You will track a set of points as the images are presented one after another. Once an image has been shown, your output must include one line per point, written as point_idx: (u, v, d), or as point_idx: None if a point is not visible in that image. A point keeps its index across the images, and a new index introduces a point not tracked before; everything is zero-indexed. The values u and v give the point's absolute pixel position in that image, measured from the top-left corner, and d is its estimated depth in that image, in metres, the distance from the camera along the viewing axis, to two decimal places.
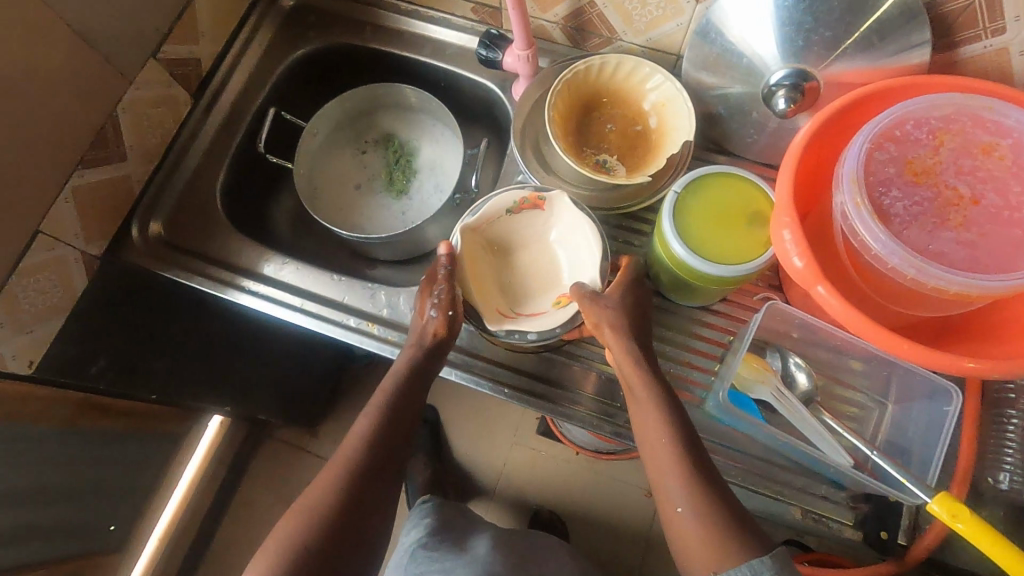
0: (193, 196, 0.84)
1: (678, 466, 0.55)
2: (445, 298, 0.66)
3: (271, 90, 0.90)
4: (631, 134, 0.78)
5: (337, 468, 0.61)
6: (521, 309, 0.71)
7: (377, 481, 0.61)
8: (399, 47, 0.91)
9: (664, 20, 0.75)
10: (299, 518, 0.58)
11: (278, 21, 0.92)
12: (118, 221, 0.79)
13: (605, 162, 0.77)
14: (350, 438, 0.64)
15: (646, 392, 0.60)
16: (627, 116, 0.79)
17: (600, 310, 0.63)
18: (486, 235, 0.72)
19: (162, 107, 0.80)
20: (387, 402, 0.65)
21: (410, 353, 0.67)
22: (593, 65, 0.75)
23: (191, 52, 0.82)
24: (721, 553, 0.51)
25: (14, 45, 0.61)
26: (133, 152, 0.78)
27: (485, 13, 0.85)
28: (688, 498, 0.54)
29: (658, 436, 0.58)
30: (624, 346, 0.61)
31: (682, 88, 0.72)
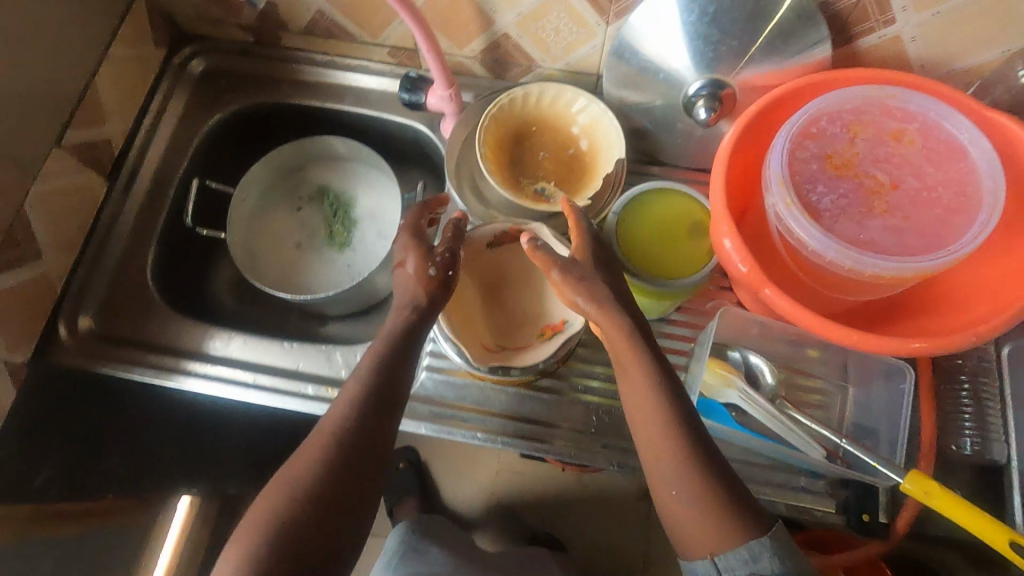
0: (123, 282, 0.79)
1: (671, 450, 0.54)
2: (445, 260, 0.63)
3: (193, 159, 0.86)
4: (565, 159, 0.79)
5: (320, 442, 0.54)
6: (505, 344, 0.68)
7: (367, 462, 0.54)
8: (321, 99, 0.89)
9: (579, 44, 0.76)
10: (271, 509, 0.51)
11: (190, 88, 0.88)
12: (41, 322, 0.74)
13: (544, 190, 0.77)
14: (333, 412, 0.56)
15: (639, 371, 0.55)
16: (558, 140, 0.79)
17: (576, 285, 0.57)
18: (467, 269, 0.70)
19: (74, 194, 0.76)
20: (371, 376, 0.57)
21: (409, 312, 0.61)
22: (516, 98, 0.76)
23: (100, 134, 0.78)
24: (724, 537, 0.52)
25: None
26: (50, 246, 0.73)
27: (402, 55, 0.85)
28: (686, 482, 0.53)
29: (652, 416, 0.55)
30: (615, 319, 0.56)
31: (606, 108, 0.73)
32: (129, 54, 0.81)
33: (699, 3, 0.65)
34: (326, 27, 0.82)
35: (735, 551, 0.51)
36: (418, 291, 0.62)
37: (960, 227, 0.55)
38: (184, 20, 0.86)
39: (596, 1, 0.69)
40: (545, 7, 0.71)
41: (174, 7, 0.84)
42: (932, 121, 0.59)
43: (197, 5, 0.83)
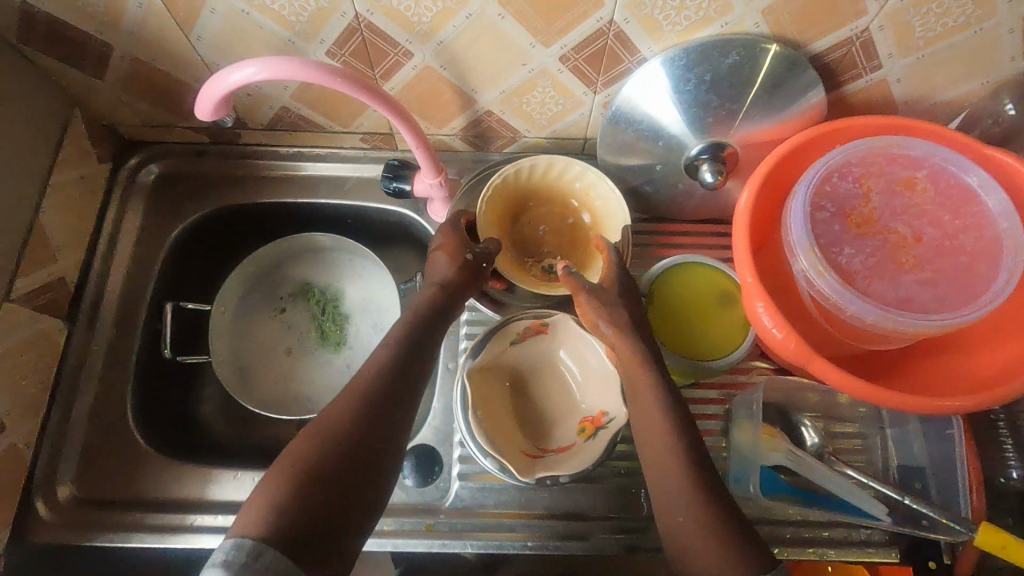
0: (102, 432, 0.71)
1: (680, 476, 0.51)
2: (484, 251, 0.67)
3: (160, 279, 0.79)
4: (566, 228, 0.76)
5: (332, 421, 0.51)
6: (546, 446, 0.64)
7: (378, 444, 0.52)
8: (292, 194, 0.83)
9: (566, 113, 0.73)
10: (277, 485, 0.47)
11: (144, 200, 0.80)
12: (15, 501, 0.65)
13: (552, 266, 0.75)
14: (346, 396, 0.54)
15: (648, 387, 0.56)
16: (555, 213, 0.76)
17: (600, 308, 0.59)
18: (493, 370, 0.66)
19: (32, 347, 0.67)
20: (386, 367, 0.56)
21: (436, 290, 0.64)
22: (508, 174, 0.72)
23: (54, 272, 0.70)
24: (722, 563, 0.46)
25: None
26: (13, 414, 0.64)
27: (376, 139, 0.80)
28: (691, 507, 0.50)
29: (661, 431, 0.54)
30: (630, 342, 0.58)
31: (605, 175, 0.70)
32: (74, 178, 0.73)
33: (695, 72, 0.63)
34: (291, 120, 0.76)
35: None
36: (451, 273, 0.65)
37: (989, 273, 0.55)
38: (128, 128, 0.78)
39: (583, 74, 0.66)
40: (530, 82, 0.68)
41: (116, 117, 0.76)
42: (939, 166, 0.59)
43: (142, 113, 0.75)
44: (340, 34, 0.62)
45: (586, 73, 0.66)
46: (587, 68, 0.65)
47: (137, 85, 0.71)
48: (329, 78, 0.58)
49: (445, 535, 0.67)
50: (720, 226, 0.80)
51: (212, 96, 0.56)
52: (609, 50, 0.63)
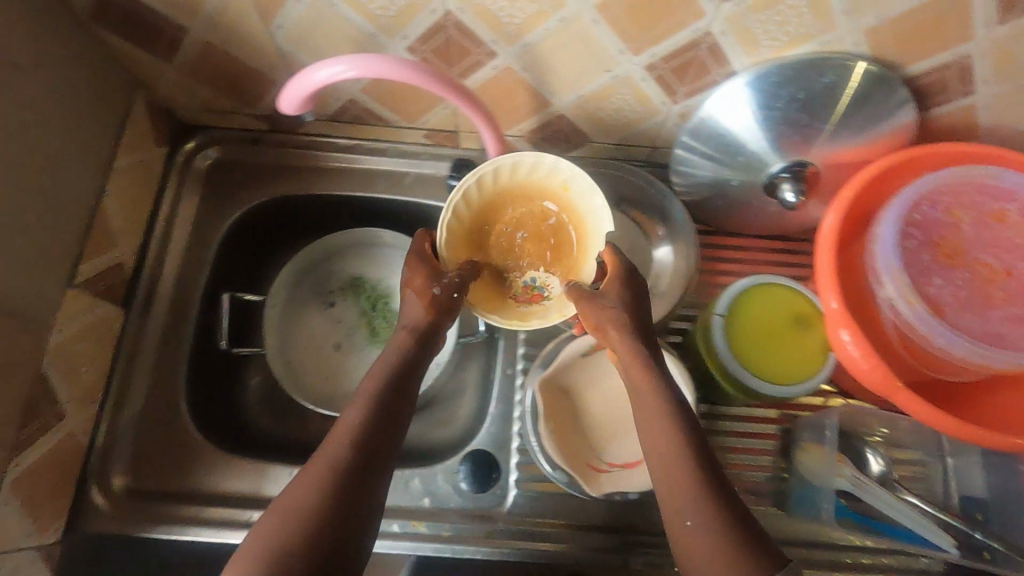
0: (155, 422, 0.70)
1: (690, 483, 0.48)
2: (453, 280, 0.60)
3: (213, 268, 0.77)
4: (548, 230, 0.66)
5: (319, 469, 0.47)
6: (612, 460, 0.63)
7: (378, 466, 0.49)
8: (348, 187, 0.81)
9: (640, 120, 0.71)
10: (265, 544, 0.43)
11: (199, 186, 0.79)
12: (70, 491, 0.64)
13: (536, 280, 0.66)
14: (333, 438, 0.50)
15: (652, 391, 0.53)
16: (533, 215, 0.66)
17: (599, 312, 0.58)
18: (562, 382, 0.65)
19: (92, 335, 0.66)
20: (374, 400, 0.53)
21: (405, 337, 0.58)
22: (468, 189, 0.62)
23: (112, 258, 0.69)
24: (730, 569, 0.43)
25: None
26: (71, 402, 0.63)
27: (439, 136, 0.78)
28: (703, 512, 0.46)
29: (666, 435, 0.51)
30: (631, 347, 0.56)
31: (576, 168, 0.61)
32: (134, 162, 0.71)
33: (789, 90, 0.61)
34: (355, 113, 0.75)
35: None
36: (422, 316, 0.59)
37: None
38: (187, 111, 0.76)
39: (666, 83, 0.64)
40: (610, 88, 0.66)
41: (177, 100, 0.74)
42: None
43: (204, 97, 0.73)
44: (425, 30, 0.60)
45: (670, 82, 0.64)
46: (671, 77, 0.64)
47: (202, 69, 0.69)
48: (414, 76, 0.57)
49: (501, 542, 0.67)
50: (781, 242, 0.79)
51: (296, 90, 0.56)
52: (698, 61, 0.61)
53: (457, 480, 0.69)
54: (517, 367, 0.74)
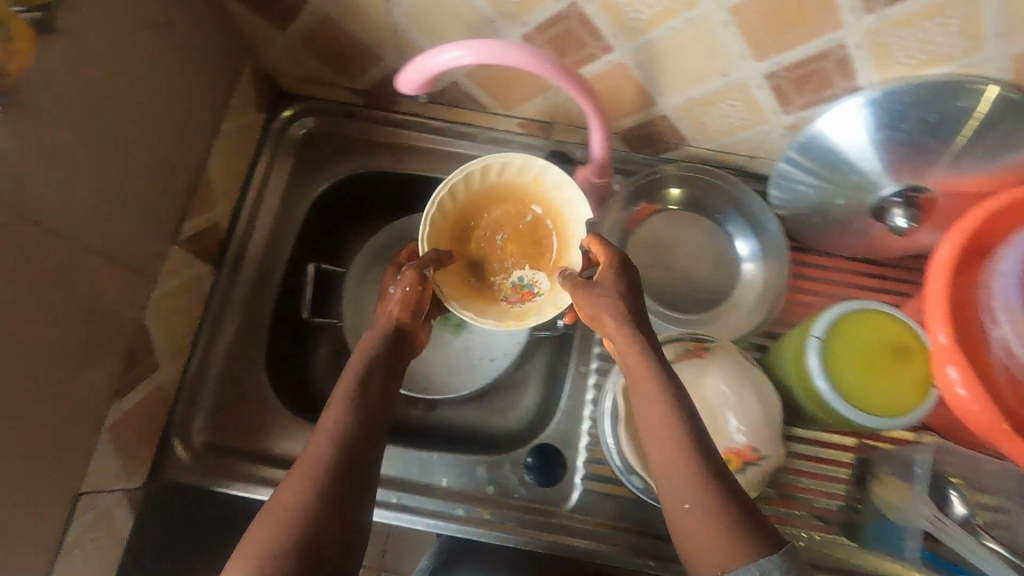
0: (236, 381, 0.72)
1: (691, 470, 0.49)
2: (407, 276, 0.61)
3: (298, 236, 0.78)
4: (525, 229, 0.70)
5: (305, 472, 0.47)
6: None
7: (363, 461, 0.50)
8: (436, 168, 0.81)
9: (744, 128, 0.70)
10: (265, 550, 0.43)
11: (292, 154, 0.80)
12: (156, 440, 0.66)
13: (522, 278, 0.69)
14: (316, 438, 0.50)
15: (652, 386, 0.53)
16: (510, 216, 0.70)
17: (596, 300, 0.57)
18: None
19: (187, 291, 0.68)
20: (359, 394, 0.53)
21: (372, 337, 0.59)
22: (445, 197, 0.66)
23: (211, 218, 0.70)
24: (726, 550, 0.44)
25: (44, 300, 0.49)
26: (165, 355, 0.65)
27: (534, 127, 0.78)
28: (698, 492, 0.48)
29: (664, 421, 0.51)
30: (628, 334, 0.55)
31: (547, 162, 0.65)
32: (238, 125, 0.73)
33: (914, 111, 0.58)
34: (454, 96, 0.75)
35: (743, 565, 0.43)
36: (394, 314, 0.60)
37: None
38: (289, 80, 0.77)
39: (783, 92, 0.63)
40: (721, 93, 0.65)
41: (282, 69, 0.75)
42: None
43: (308, 68, 0.74)
44: (545, 19, 0.59)
45: (787, 92, 0.62)
46: (789, 88, 0.62)
47: (313, 40, 0.69)
48: (532, 61, 0.56)
49: (566, 538, 0.66)
50: (875, 267, 0.76)
51: (413, 74, 0.56)
52: (822, 73, 0.59)
53: (523, 472, 0.69)
54: (591, 366, 0.74)
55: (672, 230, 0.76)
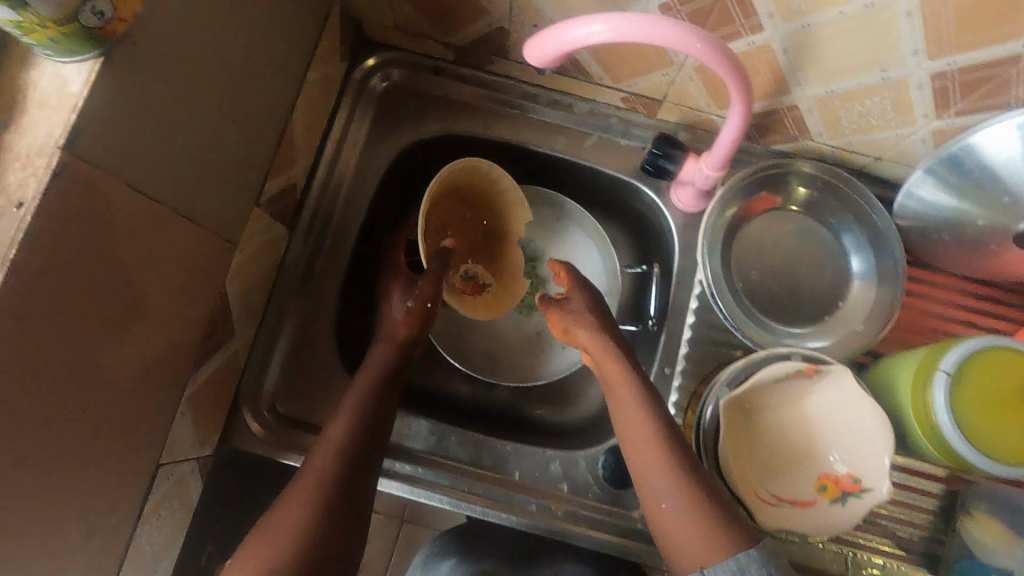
0: (306, 352, 0.68)
1: (669, 476, 0.53)
2: (424, 292, 0.65)
3: (374, 199, 0.73)
4: (466, 223, 0.76)
5: (313, 480, 0.51)
6: (779, 493, 0.59)
7: (363, 476, 0.54)
8: (524, 138, 0.75)
9: (881, 128, 0.63)
10: (270, 556, 0.46)
11: (372, 110, 0.73)
12: (226, 409, 0.63)
13: (469, 272, 0.75)
14: (320, 449, 0.54)
15: (629, 398, 0.58)
16: (455, 214, 0.74)
17: (572, 318, 0.63)
18: (744, 402, 0.61)
19: (264, 256, 0.64)
20: (361, 411, 0.57)
21: (382, 345, 0.64)
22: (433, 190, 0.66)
23: (290, 177, 0.65)
24: (715, 546, 0.49)
25: (138, 270, 0.45)
26: (240, 321, 0.62)
27: (638, 103, 0.71)
28: (675, 494, 0.52)
29: (643, 430, 0.56)
30: (601, 342, 0.61)
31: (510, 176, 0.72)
32: (321, 76, 0.66)
33: None
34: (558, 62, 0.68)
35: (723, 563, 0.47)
36: (400, 326, 0.65)
37: None
38: (376, 26, 0.70)
39: (945, 96, 0.55)
40: (872, 89, 0.58)
41: (370, 13, 0.68)
42: None
43: (402, 16, 0.67)
44: None
45: (950, 95, 0.55)
46: (955, 91, 0.55)
47: None
48: (669, 28, 0.47)
49: (641, 545, 0.65)
50: (990, 290, 0.71)
51: (547, 47, 0.48)
52: (1002, 79, 0.52)
53: (598, 470, 0.68)
54: (676, 368, 0.69)
55: (777, 235, 0.69)
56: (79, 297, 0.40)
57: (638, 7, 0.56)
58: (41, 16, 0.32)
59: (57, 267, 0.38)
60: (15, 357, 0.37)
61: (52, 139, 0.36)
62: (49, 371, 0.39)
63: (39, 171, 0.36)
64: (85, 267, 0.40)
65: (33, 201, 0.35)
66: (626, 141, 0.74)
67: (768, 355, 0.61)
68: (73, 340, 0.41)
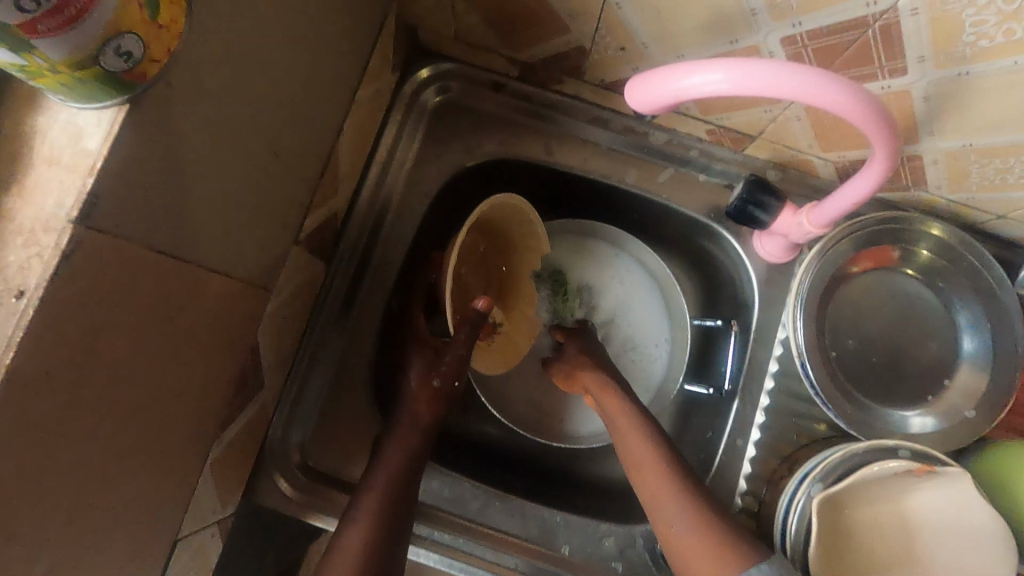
0: (340, 398, 0.62)
1: (673, 494, 0.53)
2: (450, 369, 0.59)
3: (420, 228, 0.66)
4: (481, 259, 0.68)
5: (346, 566, 0.49)
6: None
7: (392, 551, 0.51)
8: (590, 168, 0.67)
9: (1017, 188, 0.53)
10: None
11: (423, 129, 0.66)
12: (252, 465, 0.57)
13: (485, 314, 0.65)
14: (350, 527, 0.51)
15: (628, 423, 0.58)
16: (468, 248, 0.67)
17: (572, 363, 0.63)
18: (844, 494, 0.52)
19: (300, 296, 0.57)
20: (394, 480, 0.54)
21: (410, 397, 0.59)
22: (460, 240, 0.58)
23: (332, 207, 0.58)
24: (722, 558, 0.49)
25: (162, 340, 0.38)
26: (270, 370, 0.55)
27: (726, 138, 0.62)
28: (684, 515, 0.52)
29: (646, 459, 0.56)
30: (601, 381, 0.61)
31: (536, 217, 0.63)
32: (371, 92, 0.58)
33: None
34: None
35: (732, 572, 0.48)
36: (415, 395, 0.59)
37: None
38: (434, 35, 0.62)
39: None
40: (1022, 147, 0.48)
41: (429, 21, 0.60)
42: None
43: (465, 26, 0.59)
44: (832, 24, 0.43)
45: None
46: None
47: None
48: (791, 81, 0.39)
49: None
50: None
51: (660, 91, 0.40)
52: None
53: (658, 550, 0.61)
54: (750, 440, 0.62)
55: (875, 299, 0.62)
56: (89, 386, 0.33)
57: (754, 38, 0.47)
58: (52, 60, 0.26)
59: (64, 359, 0.31)
60: (15, 471, 0.30)
61: (63, 211, 0.29)
62: (56, 476, 0.33)
63: (46, 251, 0.29)
64: (100, 350, 0.33)
65: (38, 288, 0.29)
66: (705, 177, 0.66)
67: (875, 447, 0.53)
68: (86, 434, 0.34)
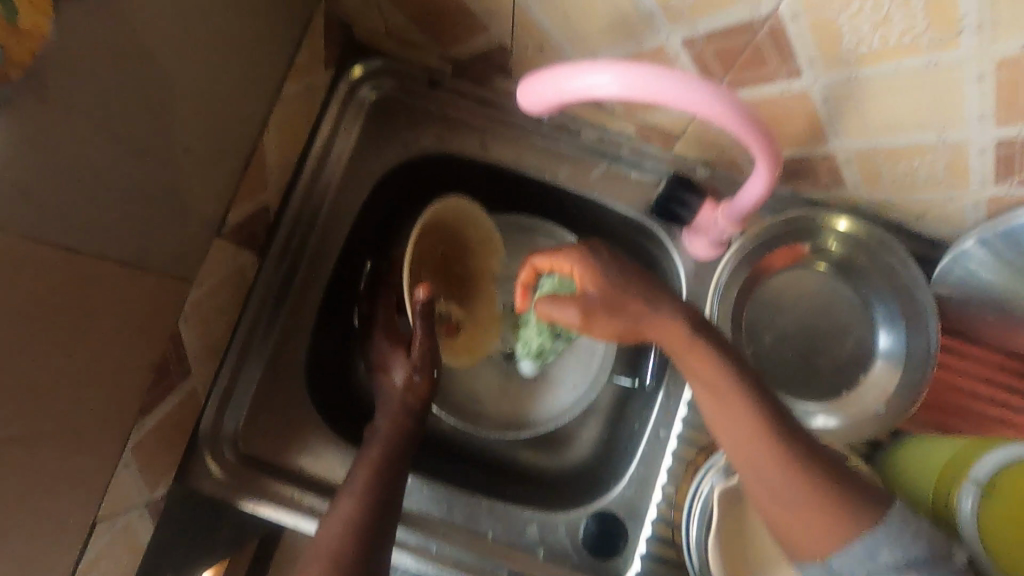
0: (273, 387, 0.63)
1: (765, 444, 0.48)
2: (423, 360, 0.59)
3: (357, 223, 0.67)
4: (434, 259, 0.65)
5: (337, 530, 0.50)
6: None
7: (388, 518, 0.53)
8: (525, 163, 0.68)
9: (928, 189, 0.54)
10: None
11: (359, 123, 0.66)
12: (183, 449, 0.59)
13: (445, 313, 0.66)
14: (344, 498, 0.53)
15: (713, 372, 0.51)
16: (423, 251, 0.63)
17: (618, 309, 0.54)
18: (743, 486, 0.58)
19: (227, 287, 0.58)
20: (387, 458, 0.56)
21: (387, 384, 0.61)
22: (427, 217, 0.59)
23: (262, 200, 0.59)
24: (836, 530, 0.45)
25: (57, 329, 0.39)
26: (198, 358, 0.57)
27: (654, 134, 0.63)
28: (785, 480, 0.47)
29: (737, 415, 0.49)
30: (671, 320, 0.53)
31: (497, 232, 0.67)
32: (299, 88, 0.60)
33: None
34: None
35: (850, 545, 0.45)
36: (398, 392, 0.60)
37: None
38: (366, 31, 0.63)
39: (1010, 164, 0.47)
40: (923, 149, 0.49)
41: (358, 16, 0.61)
42: None
43: (393, 23, 0.60)
44: (723, 27, 0.44)
45: (1016, 164, 0.47)
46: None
47: None
48: (670, 86, 0.40)
49: None
50: None
51: (543, 89, 0.42)
52: None
53: (578, 536, 0.63)
54: (671, 432, 0.65)
55: (800, 296, 0.63)
56: None
57: (658, 38, 0.48)
58: None
59: None
60: None
61: None
62: None
63: None
64: None
65: None
66: (638, 174, 0.67)
67: None
68: None
